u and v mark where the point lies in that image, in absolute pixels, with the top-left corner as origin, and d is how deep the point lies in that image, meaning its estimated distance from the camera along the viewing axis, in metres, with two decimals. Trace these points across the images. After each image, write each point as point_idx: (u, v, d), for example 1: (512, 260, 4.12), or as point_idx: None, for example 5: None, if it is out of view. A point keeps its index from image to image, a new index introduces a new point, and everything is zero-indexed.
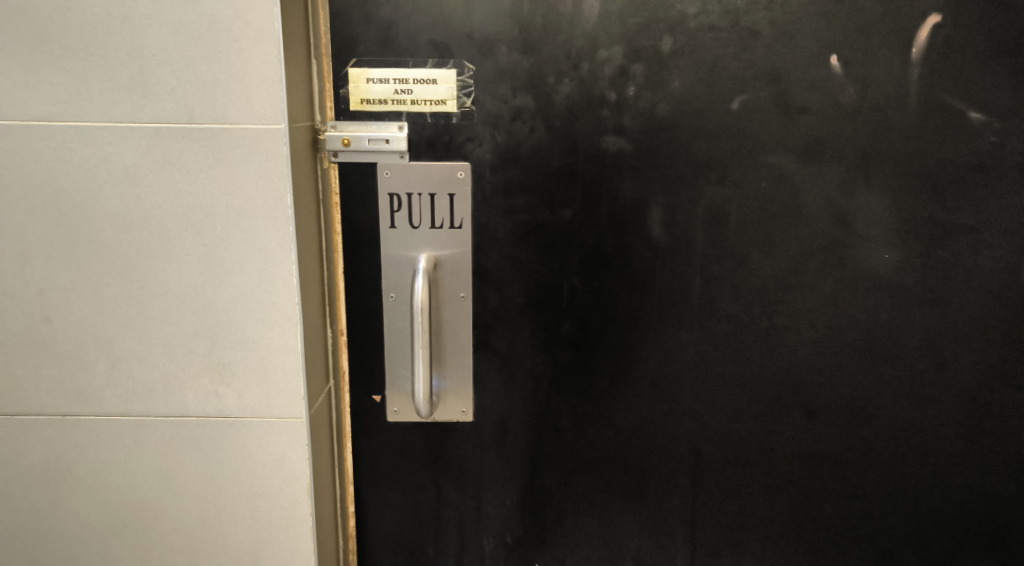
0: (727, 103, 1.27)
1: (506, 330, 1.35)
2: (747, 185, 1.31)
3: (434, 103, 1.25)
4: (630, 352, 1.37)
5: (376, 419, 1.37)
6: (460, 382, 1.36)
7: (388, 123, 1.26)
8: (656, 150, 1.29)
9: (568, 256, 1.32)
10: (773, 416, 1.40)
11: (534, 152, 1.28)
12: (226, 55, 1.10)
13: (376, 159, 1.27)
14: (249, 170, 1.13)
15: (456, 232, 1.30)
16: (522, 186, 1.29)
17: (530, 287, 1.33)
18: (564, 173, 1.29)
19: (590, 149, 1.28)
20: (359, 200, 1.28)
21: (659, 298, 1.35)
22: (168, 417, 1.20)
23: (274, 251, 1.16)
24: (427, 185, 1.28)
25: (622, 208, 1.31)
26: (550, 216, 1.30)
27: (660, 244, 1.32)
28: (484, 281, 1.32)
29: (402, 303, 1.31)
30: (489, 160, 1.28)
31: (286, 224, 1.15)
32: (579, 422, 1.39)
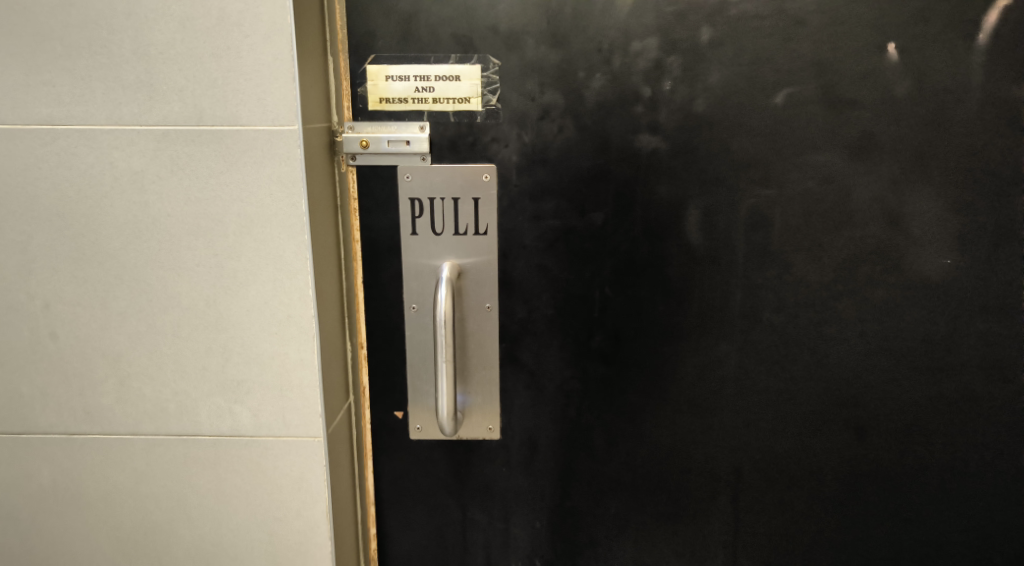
0: (771, 97, 1.19)
1: (535, 342, 1.27)
2: (792, 186, 1.22)
3: (457, 101, 1.18)
4: (667, 365, 1.28)
5: (398, 437, 1.29)
6: (486, 398, 1.29)
7: (409, 123, 1.18)
8: (694, 149, 1.20)
9: (600, 264, 1.24)
10: (820, 432, 1.32)
11: (563, 152, 1.19)
12: (236, 51, 1.03)
13: (396, 161, 1.19)
14: (261, 175, 1.06)
15: (481, 239, 1.22)
16: (550, 190, 1.21)
17: (559, 297, 1.25)
18: (595, 175, 1.20)
19: (623, 149, 1.20)
20: (379, 205, 1.21)
21: (698, 307, 1.26)
22: (179, 439, 1.13)
23: (290, 261, 1.09)
24: (449, 189, 1.20)
25: (657, 212, 1.22)
26: (580, 221, 1.22)
27: (698, 250, 1.24)
28: (511, 290, 1.25)
29: (424, 314, 1.24)
30: (516, 161, 1.20)
31: (302, 232, 1.08)
32: (612, 440, 1.31)
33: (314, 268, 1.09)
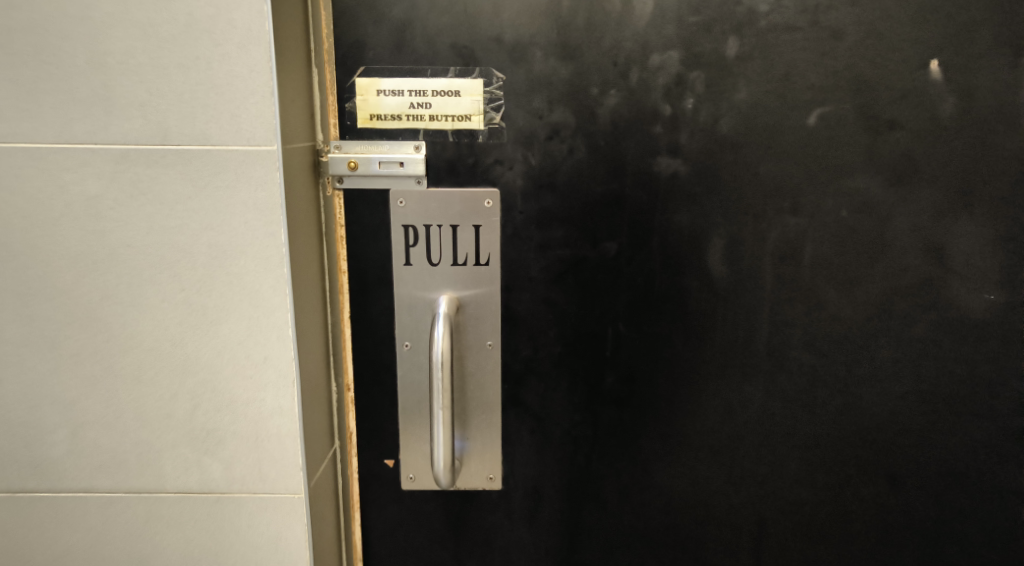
0: (803, 117, 1.07)
1: (540, 383, 1.15)
2: (825, 215, 1.11)
3: (456, 119, 1.06)
4: (685, 408, 1.17)
5: (388, 487, 1.17)
6: (485, 444, 1.16)
7: (402, 142, 1.07)
8: (717, 173, 1.09)
9: (613, 298, 1.12)
10: (850, 482, 1.20)
11: (574, 176, 1.08)
12: (206, 62, 0.92)
13: (388, 185, 1.08)
14: (236, 201, 0.95)
15: (482, 270, 1.10)
16: (559, 216, 1.09)
17: (568, 333, 1.13)
18: (608, 201, 1.09)
19: (640, 173, 1.08)
20: (368, 233, 1.09)
21: (719, 347, 1.15)
22: (140, 495, 1.01)
23: (266, 297, 0.97)
24: (447, 215, 1.09)
25: (676, 243, 1.11)
26: (592, 251, 1.10)
27: (721, 284, 1.12)
28: (514, 326, 1.13)
29: (418, 353, 1.12)
30: (521, 185, 1.08)
31: (281, 265, 0.96)
32: (624, 490, 1.19)
33: (295, 305, 0.97)
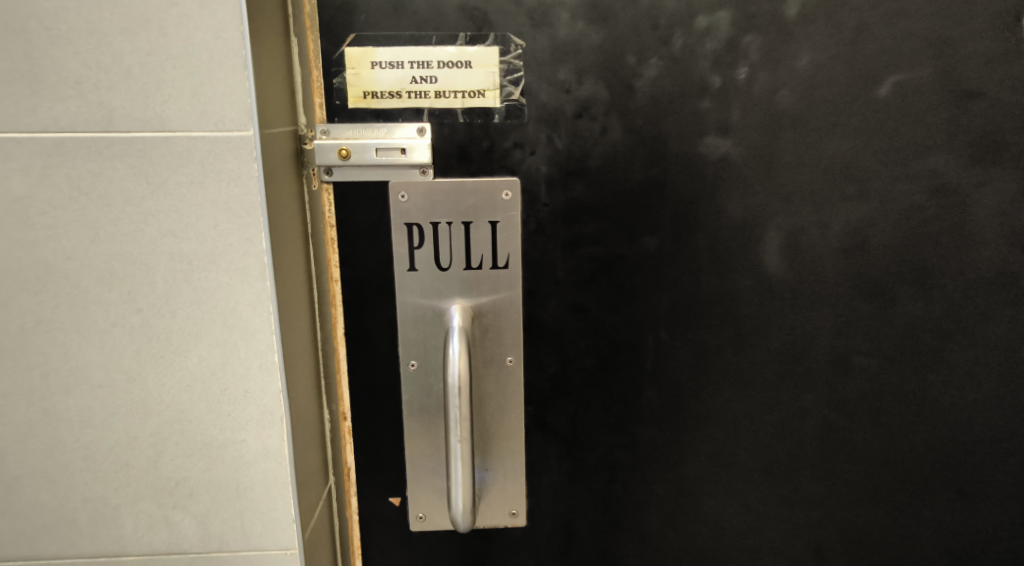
0: (875, 87, 0.92)
1: (570, 403, 0.99)
2: (897, 200, 0.95)
3: (467, 95, 0.89)
4: (737, 426, 1.01)
5: (394, 528, 1.00)
6: (509, 475, 1.00)
7: (403, 125, 0.89)
8: (774, 156, 0.93)
9: (653, 302, 0.96)
10: (922, 504, 1.04)
11: (608, 160, 0.91)
12: (159, 28, 0.75)
13: (387, 175, 0.90)
14: (202, 200, 0.79)
15: (501, 274, 0.93)
16: (590, 208, 0.93)
17: (601, 345, 0.97)
18: (647, 188, 0.92)
19: (686, 154, 0.92)
20: (365, 233, 0.92)
21: (778, 355, 0.99)
22: (93, 561, 0.84)
23: (244, 316, 0.80)
24: (459, 211, 0.91)
25: (728, 235, 0.94)
26: (629, 248, 0.94)
27: (779, 283, 0.96)
28: (539, 339, 0.96)
29: (427, 373, 0.95)
30: (545, 173, 0.91)
31: (261, 277, 0.80)
32: (666, 521, 1.03)
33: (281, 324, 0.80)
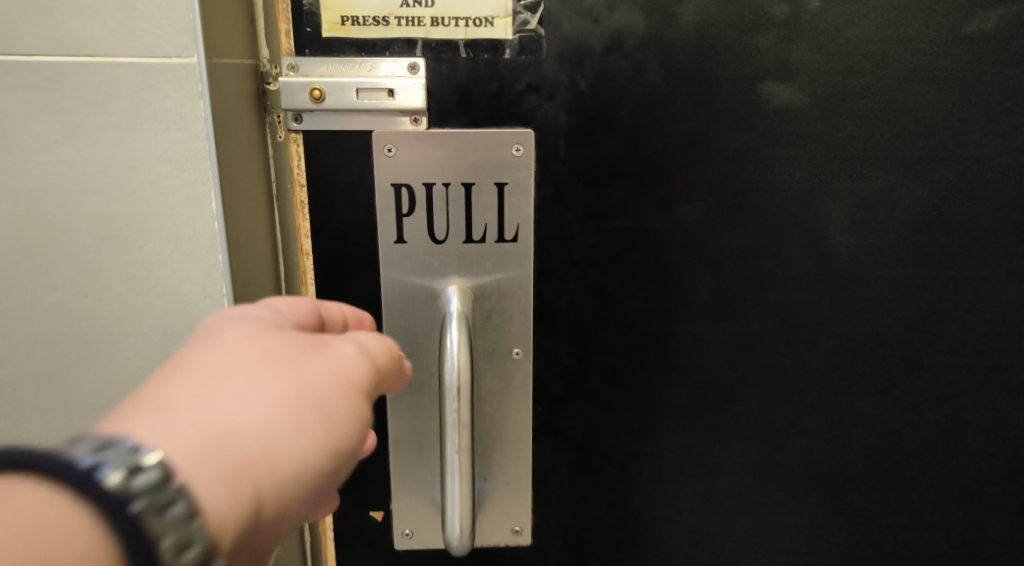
0: (970, 25, 0.75)
1: (586, 403, 0.82)
2: (989, 164, 0.78)
3: (472, 23, 0.72)
4: (783, 430, 0.85)
5: (375, 546, 0.84)
6: (514, 488, 0.83)
7: (391, 61, 0.72)
8: (844, 106, 0.76)
9: (690, 283, 0.79)
10: (1001, 531, 0.87)
11: (642, 108, 0.75)
12: None
13: (371, 124, 0.73)
14: (134, 148, 0.62)
15: (508, 248, 0.77)
16: (618, 168, 0.76)
17: (625, 334, 0.81)
18: (689, 143, 0.76)
19: (738, 103, 0.75)
20: (342, 195, 0.75)
21: (838, 349, 0.82)
22: None
23: (189, 299, 0.65)
24: (458, 169, 0.74)
25: (783, 202, 0.78)
26: (664, 217, 0.77)
27: (841, 262, 0.80)
28: (551, 326, 0.80)
29: (417, 366, 0.79)
30: (566, 124, 0.75)
31: (213, 249, 0.64)
32: (696, 541, 0.87)
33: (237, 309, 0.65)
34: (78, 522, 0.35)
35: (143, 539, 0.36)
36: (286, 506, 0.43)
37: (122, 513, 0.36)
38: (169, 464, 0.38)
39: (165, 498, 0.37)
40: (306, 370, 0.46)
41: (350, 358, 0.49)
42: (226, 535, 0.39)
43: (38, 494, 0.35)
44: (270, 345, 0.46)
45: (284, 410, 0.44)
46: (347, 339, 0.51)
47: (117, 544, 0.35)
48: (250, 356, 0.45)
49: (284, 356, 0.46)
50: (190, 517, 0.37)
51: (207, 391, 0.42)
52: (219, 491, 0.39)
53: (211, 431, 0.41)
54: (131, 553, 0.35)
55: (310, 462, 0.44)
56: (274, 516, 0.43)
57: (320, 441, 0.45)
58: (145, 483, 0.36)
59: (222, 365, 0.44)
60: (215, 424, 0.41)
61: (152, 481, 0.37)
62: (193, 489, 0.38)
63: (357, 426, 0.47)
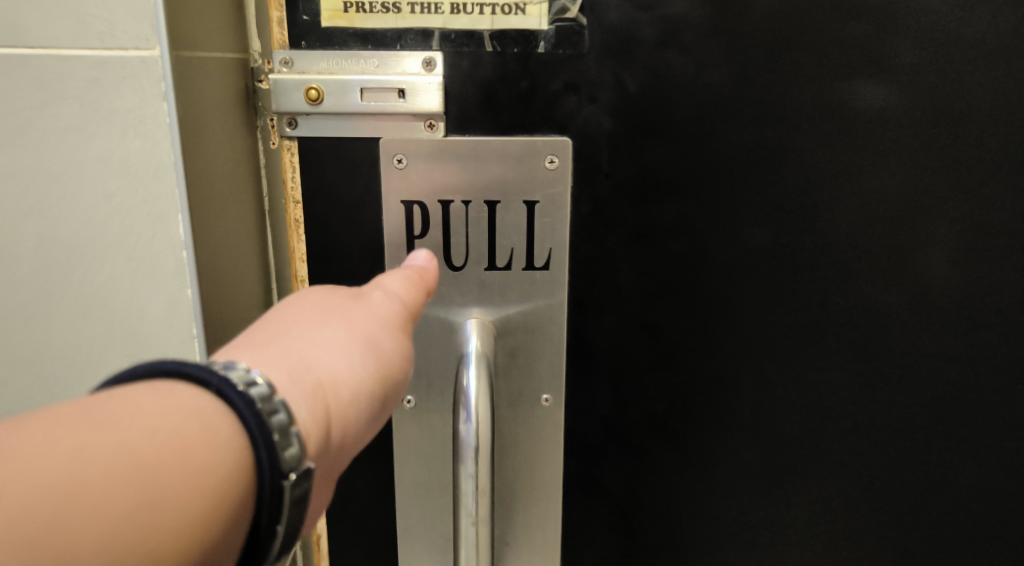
0: None
1: (626, 454, 0.71)
2: None
3: (500, 10, 0.60)
4: (862, 491, 0.71)
5: None
6: (538, 553, 0.71)
7: (403, 55, 0.61)
8: (945, 110, 0.63)
9: (754, 319, 0.67)
10: None
11: (702, 111, 0.63)
12: None
13: (378, 129, 0.62)
14: (87, 159, 0.52)
15: (537, 278, 0.65)
16: (672, 182, 0.64)
17: (675, 378, 0.69)
18: (757, 153, 0.64)
19: (820, 105, 0.63)
20: (343, 213, 0.64)
21: (933, 400, 0.69)
22: None
23: (152, 337, 0.55)
24: (480, 184, 0.63)
25: (867, 224, 0.65)
26: (724, 240, 0.65)
27: (937, 296, 0.67)
28: (587, 367, 0.68)
29: (429, 411, 0.68)
30: (609, 130, 0.63)
31: (180, 280, 0.54)
32: None
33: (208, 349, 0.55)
34: (227, 410, 0.37)
35: (263, 432, 0.37)
36: (353, 430, 0.44)
37: (253, 409, 0.37)
38: (271, 384, 0.39)
39: (275, 405, 0.38)
40: (367, 312, 0.48)
41: (388, 302, 0.50)
42: (313, 448, 0.40)
43: (190, 391, 0.37)
44: (323, 292, 0.48)
45: (343, 343, 0.44)
46: (381, 284, 0.52)
47: (249, 431, 0.37)
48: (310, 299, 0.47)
49: (335, 307, 0.47)
50: (292, 425, 0.38)
51: (280, 334, 0.43)
52: (303, 410, 0.40)
53: (297, 363, 0.42)
54: (258, 440, 0.37)
55: (367, 391, 0.44)
56: (345, 440, 0.43)
57: (378, 370, 0.45)
58: (260, 393, 0.38)
59: (290, 318, 0.45)
60: (292, 358, 0.42)
61: (265, 394, 0.38)
62: (287, 405, 0.39)
63: (404, 357, 0.48)
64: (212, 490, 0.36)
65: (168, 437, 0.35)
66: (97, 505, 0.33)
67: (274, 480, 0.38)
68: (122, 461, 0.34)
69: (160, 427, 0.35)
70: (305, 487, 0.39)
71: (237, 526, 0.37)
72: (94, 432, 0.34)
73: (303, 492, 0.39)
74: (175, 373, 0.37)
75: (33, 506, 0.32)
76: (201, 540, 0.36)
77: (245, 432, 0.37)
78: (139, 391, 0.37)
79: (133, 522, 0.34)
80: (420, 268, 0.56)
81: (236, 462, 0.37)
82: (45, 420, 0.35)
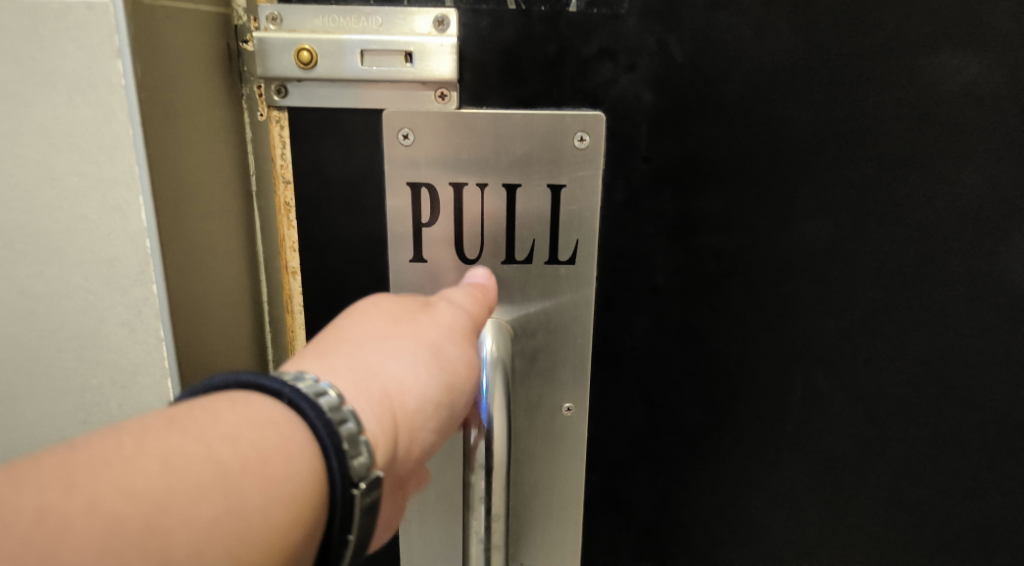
0: None
1: (659, 473, 0.62)
2: None
3: None
4: (923, 514, 0.63)
5: None
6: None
7: (412, 12, 0.52)
8: None
9: (810, 323, 0.59)
10: None
11: (758, 84, 0.54)
12: None
13: (381, 99, 0.53)
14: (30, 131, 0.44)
15: (562, 272, 0.57)
16: (721, 167, 0.55)
17: (718, 390, 0.60)
18: (819, 133, 0.55)
19: (899, 78, 0.55)
20: (341, 195, 0.55)
21: (1008, 417, 0.61)
22: None
23: (111, 342, 0.47)
24: (499, 164, 0.54)
25: (942, 216, 0.57)
26: (779, 233, 0.57)
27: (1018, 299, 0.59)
28: (617, 374, 0.60)
29: None
30: (650, 105, 0.54)
31: (144, 276, 0.46)
32: None
33: (178, 357, 0.47)
34: (299, 421, 0.37)
35: (333, 440, 0.37)
36: (421, 441, 0.43)
37: (323, 417, 0.37)
38: (340, 394, 0.39)
39: (343, 414, 0.38)
40: (435, 321, 0.46)
41: (455, 311, 0.48)
42: (382, 457, 0.40)
43: (264, 401, 0.37)
44: (393, 296, 0.47)
45: (410, 351, 0.43)
46: (448, 295, 0.49)
47: (319, 441, 0.37)
48: (381, 304, 0.46)
49: (404, 315, 0.45)
50: (360, 434, 0.38)
51: (349, 340, 0.43)
52: (370, 419, 0.40)
53: (364, 373, 0.41)
54: (327, 447, 0.37)
55: (434, 398, 0.43)
56: (412, 450, 0.42)
57: (444, 379, 0.43)
58: (329, 403, 0.38)
59: (358, 327, 0.43)
60: (359, 366, 0.41)
61: (334, 404, 0.38)
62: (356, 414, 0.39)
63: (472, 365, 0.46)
64: (291, 499, 0.36)
65: (248, 448, 0.36)
66: (185, 515, 0.33)
67: (346, 490, 0.37)
68: (209, 471, 0.34)
69: (241, 437, 0.36)
70: (374, 496, 0.38)
71: (311, 538, 0.37)
72: (180, 442, 0.35)
73: (373, 500, 0.39)
74: (249, 385, 0.38)
75: (124, 518, 0.32)
76: (281, 543, 0.36)
77: (316, 441, 0.37)
78: (217, 400, 0.37)
79: (219, 530, 0.34)
80: (482, 286, 0.52)
81: (311, 471, 0.37)
82: (128, 431, 0.35)
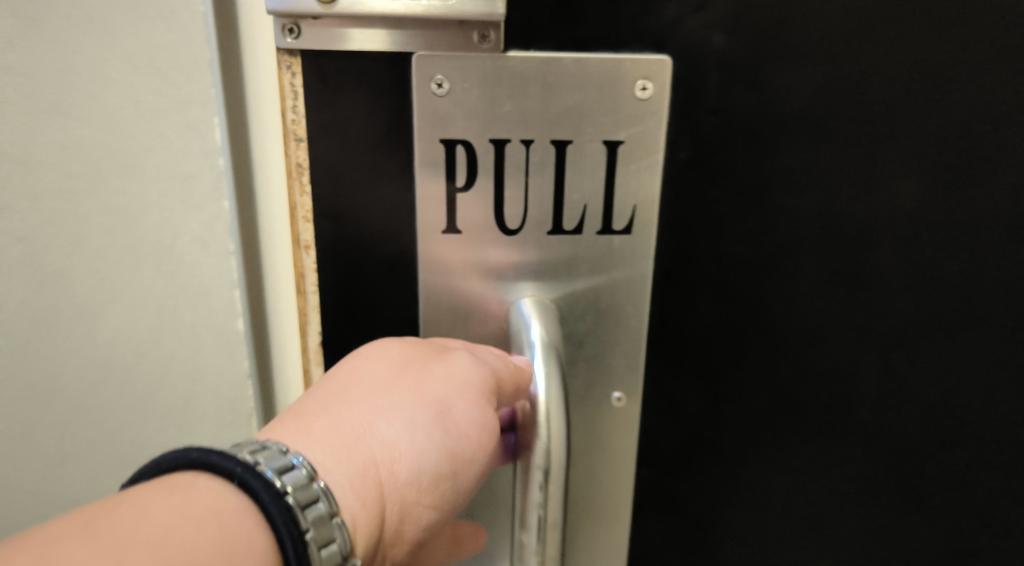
0: None
1: (716, 469, 0.56)
2: None
3: None
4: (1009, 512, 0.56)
5: None
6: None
7: None
8: None
9: (888, 297, 0.53)
10: None
11: (845, 23, 0.48)
12: None
13: (411, 42, 0.46)
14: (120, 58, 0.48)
15: (615, 242, 0.50)
16: (795, 122, 0.49)
17: (783, 374, 0.54)
18: (908, 81, 0.49)
19: (1001, 21, 0.48)
20: (363, 155, 0.47)
21: None
22: None
23: (188, 256, 0.51)
24: (547, 115, 0.47)
25: None
26: (859, 193, 0.51)
27: None
28: (676, 357, 0.53)
29: None
30: (722, 48, 0.47)
31: (217, 194, 0.50)
32: None
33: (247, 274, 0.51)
34: (250, 507, 0.36)
35: (289, 529, 0.36)
36: (414, 517, 0.41)
37: (277, 503, 0.36)
38: (313, 468, 0.38)
39: (311, 493, 0.37)
40: (445, 373, 0.44)
41: (476, 364, 0.45)
42: (360, 537, 0.39)
43: (209, 484, 0.36)
44: (405, 346, 0.45)
45: (407, 414, 0.41)
46: (477, 349, 0.46)
47: (274, 529, 0.36)
48: (387, 358, 0.44)
49: (412, 366, 0.44)
50: (331, 516, 0.37)
51: (343, 397, 0.42)
52: (348, 495, 0.39)
53: (349, 439, 0.40)
54: (283, 538, 0.35)
55: (429, 469, 0.41)
56: (404, 525, 0.41)
57: (443, 447, 0.42)
58: (293, 483, 0.36)
59: (355, 380, 0.43)
60: (346, 427, 0.40)
61: (301, 480, 0.37)
62: (329, 492, 0.38)
63: (480, 432, 0.43)
64: None
65: (180, 547, 0.34)
66: None
67: None
68: None
69: (170, 535, 0.34)
70: None
71: None
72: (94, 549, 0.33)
73: None
74: (200, 464, 0.36)
75: None
76: None
77: (271, 529, 0.36)
78: (155, 487, 0.35)
79: None
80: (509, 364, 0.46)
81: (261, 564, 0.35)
82: (47, 535, 0.33)
